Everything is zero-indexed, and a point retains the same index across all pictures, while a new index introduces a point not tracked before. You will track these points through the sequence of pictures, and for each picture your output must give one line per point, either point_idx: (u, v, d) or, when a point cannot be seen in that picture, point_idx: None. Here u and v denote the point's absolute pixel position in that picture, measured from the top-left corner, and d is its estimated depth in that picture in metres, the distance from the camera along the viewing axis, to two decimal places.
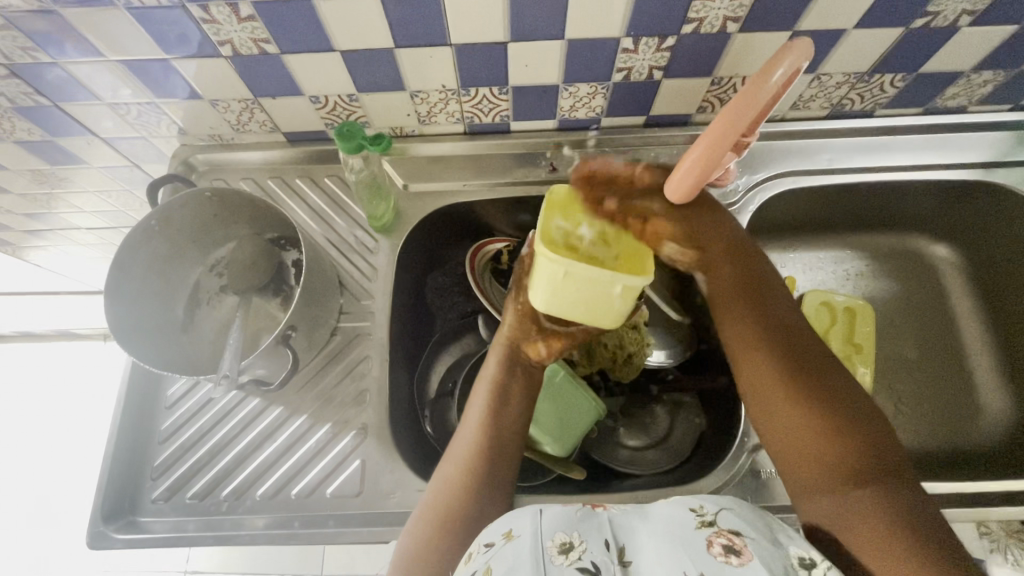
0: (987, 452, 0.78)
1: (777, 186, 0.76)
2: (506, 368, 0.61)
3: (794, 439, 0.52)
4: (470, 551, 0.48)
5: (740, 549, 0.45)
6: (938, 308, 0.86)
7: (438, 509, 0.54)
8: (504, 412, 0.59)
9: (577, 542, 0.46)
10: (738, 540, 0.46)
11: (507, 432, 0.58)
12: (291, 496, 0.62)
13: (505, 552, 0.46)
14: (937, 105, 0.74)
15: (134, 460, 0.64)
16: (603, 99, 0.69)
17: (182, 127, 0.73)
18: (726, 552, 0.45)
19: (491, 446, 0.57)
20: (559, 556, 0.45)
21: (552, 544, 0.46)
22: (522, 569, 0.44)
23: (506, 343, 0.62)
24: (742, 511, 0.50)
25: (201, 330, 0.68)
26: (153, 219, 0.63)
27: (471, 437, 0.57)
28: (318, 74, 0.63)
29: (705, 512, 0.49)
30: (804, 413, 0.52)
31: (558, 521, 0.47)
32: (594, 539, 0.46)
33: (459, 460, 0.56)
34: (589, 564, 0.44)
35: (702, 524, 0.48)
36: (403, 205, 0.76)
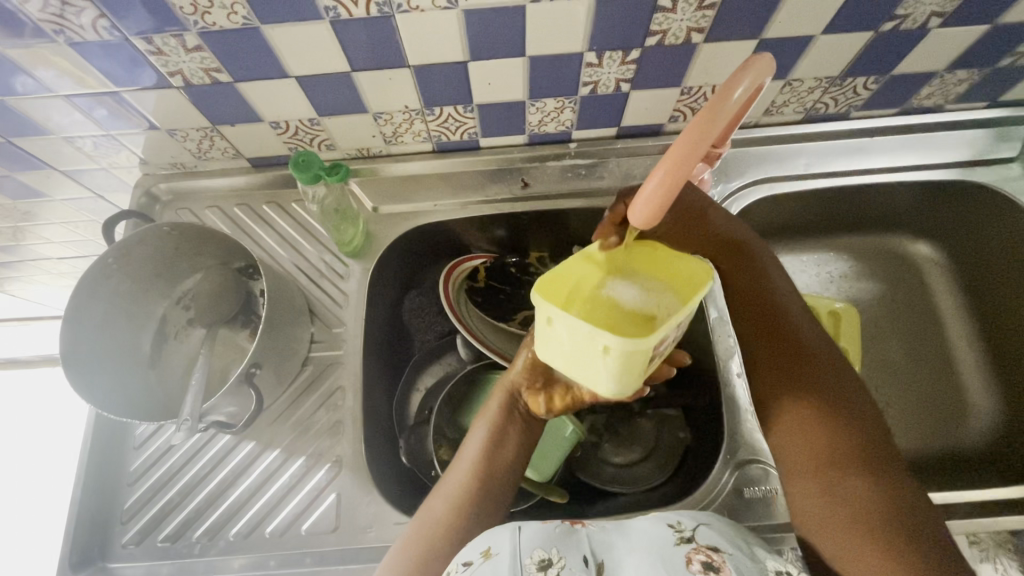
0: (979, 450, 0.77)
1: (753, 193, 0.75)
2: (504, 413, 0.58)
3: (803, 453, 0.53)
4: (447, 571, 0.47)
5: (719, 565, 0.44)
6: (922, 306, 0.85)
7: (425, 545, 0.52)
8: (498, 449, 0.57)
9: (556, 559, 0.44)
10: (717, 557, 0.45)
11: (499, 468, 0.57)
12: (266, 535, 0.61)
13: (482, 571, 0.44)
14: (913, 105, 0.72)
15: (103, 504, 0.62)
16: (572, 113, 0.68)
17: (142, 158, 0.71)
18: (705, 568, 0.43)
19: (483, 485, 0.55)
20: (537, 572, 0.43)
21: (530, 561, 0.44)
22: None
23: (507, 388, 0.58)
24: (719, 529, 0.50)
25: (169, 367, 0.66)
26: (111, 258, 0.60)
27: (464, 471, 0.56)
28: (276, 100, 0.61)
29: (683, 528, 0.48)
30: (825, 433, 0.53)
31: (537, 539, 0.46)
32: (573, 555, 0.45)
33: (450, 495, 0.55)
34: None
35: (681, 541, 0.47)
36: (374, 227, 0.74)
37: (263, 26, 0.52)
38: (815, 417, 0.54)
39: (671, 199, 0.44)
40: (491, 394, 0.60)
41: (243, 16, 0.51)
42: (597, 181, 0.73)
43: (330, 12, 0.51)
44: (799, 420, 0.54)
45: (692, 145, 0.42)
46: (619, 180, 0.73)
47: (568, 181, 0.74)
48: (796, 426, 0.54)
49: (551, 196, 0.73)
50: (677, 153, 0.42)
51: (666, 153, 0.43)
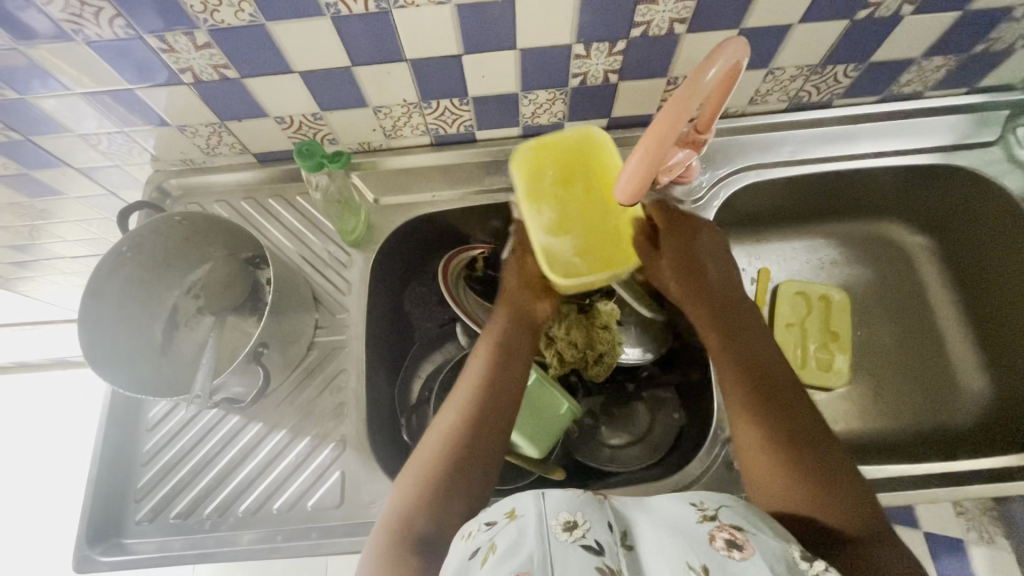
0: (970, 427, 0.79)
1: (740, 179, 0.77)
2: (508, 324, 0.64)
3: (744, 419, 0.56)
4: (470, 529, 0.49)
5: (743, 544, 0.44)
6: (910, 288, 0.87)
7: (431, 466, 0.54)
8: (505, 369, 0.60)
9: (581, 522, 0.45)
10: (741, 535, 0.45)
11: (506, 392, 0.59)
12: (273, 511, 0.63)
13: (509, 531, 0.46)
14: (893, 92, 0.74)
15: (117, 483, 0.65)
16: (563, 105, 0.71)
17: (154, 154, 0.74)
18: (729, 546, 0.44)
19: (489, 406, 0.57)
20: (563, 533, 0.44)
21: (556, 522, 0.45)
22: (526, 546, 0.44)
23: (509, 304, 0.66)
24: (744, 508, 0.49)
25: (181, 351, 0.69)
26: (124, 246, 0.64)
27: (469, 390, 0.58)
28: (280, 95, 0.65)
29: (706, 507, 0.49)
30: (765, 408, 0.56)
31: (562, 502, 0.47)
32: (597, 520, 0.46)
33: (457, 412, 0.57)
34: (593, 543, 0.44)
35: (704, 519, 0.47)
36: (375, 218, 0.77)
37: (269, 22, 0.55)
38: (742, 387, 0.57)
39: (651, 175, 0.51)
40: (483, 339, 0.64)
41: (250, 13, 0.54)
42: None
43: (332, 8, 0.55)
44: (738, 403, 0.57)
45: (665, 130, 0.47)
46: None
47: None
48: (734, 405, 0.58)
49: None
50: (653, 139, 0.48)
51: (646, 134, 0.48)
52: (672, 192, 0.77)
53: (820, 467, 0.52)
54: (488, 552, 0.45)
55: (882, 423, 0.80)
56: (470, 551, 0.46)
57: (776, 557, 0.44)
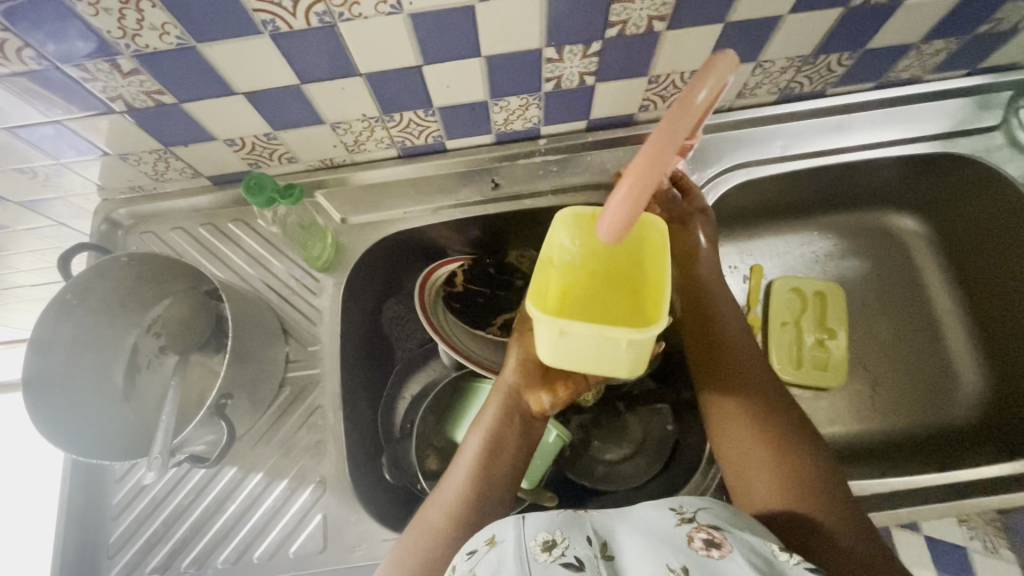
0: (971, 423, 0.77)
1: (730, 178, 0.72)
2: (504, 416, 0.58)
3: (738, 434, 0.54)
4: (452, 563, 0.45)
5: (720, 542, 0.41)
6: (907, 281, 0.84)
7: (424, 559, 0.51)
8: (494, 454, 0.56)
9: (559, 539, 0.42)
10: (720, 533, 0.42)
11: (496, 479, 0.55)
12: (254, 560, 0.60)
13: (487, 560, 0.42)
14: (889, 78, 0.70)
15: (87, 540, 0.61)
16: (537, 110, 0.66)
17: (98, 183, 0.68)
18: (707, 545, 0.41)
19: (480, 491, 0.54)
20: (543, 554, 0.41)
21: (534, 543, 0.42)
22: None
23: (506, 392, 0.59)
24: (723, 506, 0.46)
25: (145, 397, 0.66)
26: (69, 294, 0.58)
27: (461, 473, 0.55)
28: (227, 118, 0.59)
29: (685, 507, 0.45)
30: (762, 428, 0.53)
31: (540, 521, 0.44)
32: (575, 534, 0.43)
33: (448, 497, 0.54)
34: (573, 560, 0.41)
35: (681, 521, 0.44)
36: (344, 239, 0.72)
37: (200, 44, 0.50)
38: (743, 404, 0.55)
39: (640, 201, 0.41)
40: (488, 401, 0.60)
41: (177, 36, 0.49)
42: (568, 178, 0.72)
43: (269, 25, 0.49)
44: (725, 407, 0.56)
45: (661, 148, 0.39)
46: (591, 174, 0.71)
47: (538, 178, 0.72)
48: (730, 417, 0.55)
49: (522, 196, 0.72)
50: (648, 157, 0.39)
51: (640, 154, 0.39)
52: None
53: (802, 470, 0.50)
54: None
55: (882, 423, 0.78)
56: None
57: (758, 553, 0.41)
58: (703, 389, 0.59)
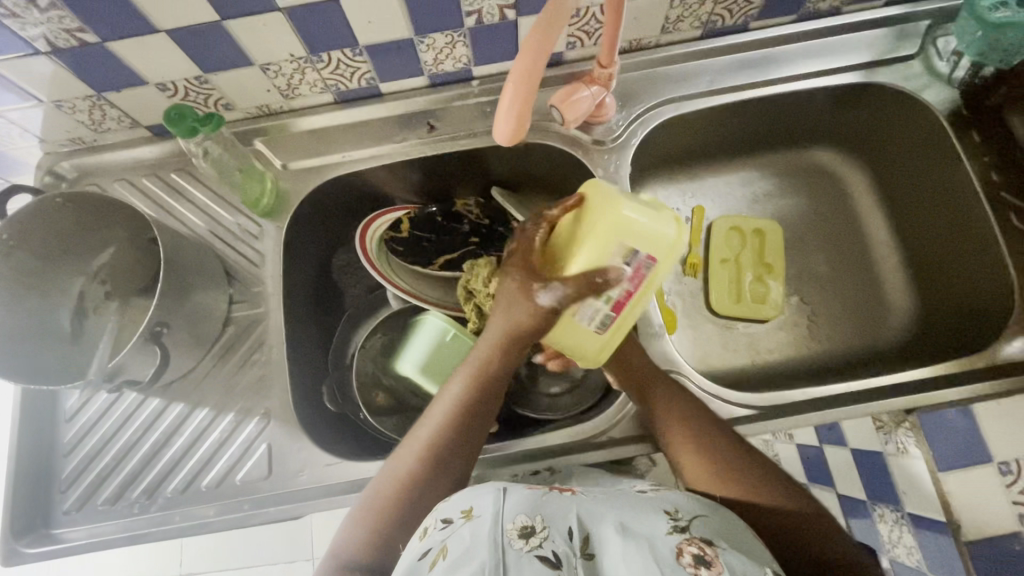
0: (900, 346, 0.80)
1: (659, 114, 0.74)
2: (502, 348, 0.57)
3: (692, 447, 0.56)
4: (425, 526, 0.48)
5: (711, 561, 0.44)
6: (842, 216, 0.87)
7: (389, 500, 0.55)
8: (476, 406, 0.58)
9: (539, 528, 0.45)
10: (709, 550, 0.45)
11: (477, 420, 0.58)
12: (203, 487, 0.63)
13: (462, 532, 0.46)
14: (809, 10, 0.72)
15: (40, 476, 0.63)
16: (464, 48, 0.67)
17: (38, 136, 0.70)
18: (696, 563, 0.44)
19: (451, 438, 0.56)
20: (519, 540, 0.44)
21: (512, 527, 0.45)
22: (478, 553, 0.43)
23: (511, 324, 0.56)
24: (719, 519, 0.49)
25: (91, 339, 0.67)
26: (5, 234, 0.60)
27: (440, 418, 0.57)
28: (154, 59, 0.60)
29: (679, 517, 0.48)
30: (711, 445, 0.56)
31: (521, 505, 0.47)
32: (557, 526, 0.46)
33: (421, 443, 0.56)
34: (550, 555, 0.44)
35: (674, 531, 0.46)
36: (284, 185, 0.73)
37: None
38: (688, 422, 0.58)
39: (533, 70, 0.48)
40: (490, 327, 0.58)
41: None
42: None
43: None
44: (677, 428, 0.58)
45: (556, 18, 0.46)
46: None
47: (473, 120, 0.74)
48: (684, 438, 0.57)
49: (457, 138, 0.74)
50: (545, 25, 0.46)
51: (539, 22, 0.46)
52: (590, 133, 0.74)
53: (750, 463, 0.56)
54: (438, 555, 0.44)
55: (816, 350, 0.81)
56: (422, 550, 0.46)
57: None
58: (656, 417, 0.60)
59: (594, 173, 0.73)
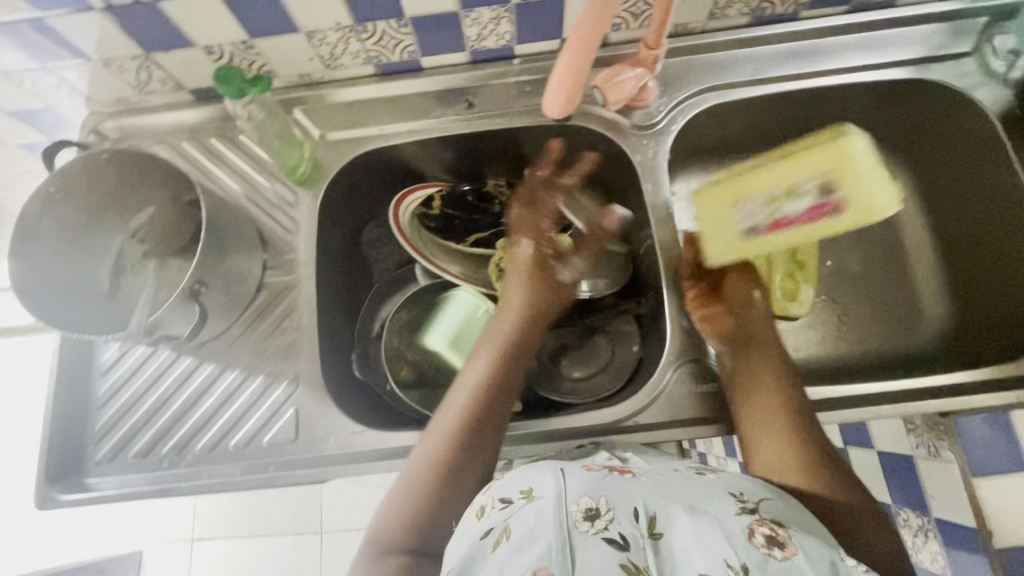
0: (933, 352, 0.78)
1: (701, 102, 0.73)
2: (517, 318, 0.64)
3: (774, 424, 0.56)
4: (484, 506, 0.50)
5: (785, 542, 0.43)
6: (881, 216, 0.85)
7: (422, 489, 0.54)
8: (504, 379, 0.60)
9: (603, 510, 0.46)
10: (782, 531, 0.44)
11: (501, 396, 0.59)
12: (230, 447, 0.64)
13: (525, 513, 0.47)
14: (861, 1, 0.70)
15: (75, 426, 0.65)
16: (509, 25, 0.67)
17: (85, 93, 0.71)
18: (769, 543, 0.43)
19: (479, 419, 0.57)
20: (584, 523, 0.45)
21: (576, 510, 0.46)
22: (544, 535, 0.44)
23: (523, 296, 0.66)
24: (785, 502, 0.48)
25: (128, 297, 0.68)
26: (52, 186, 0.61)
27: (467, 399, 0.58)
28: (204, 21, 0.61)
29: (747, 498, 0.47)
30: (790, 430, 0.56)
31: (583, 488, 0.47)
32: (621, 509, 0.46)
33: (449, 428, 0.57)
34: (616, 536, 0.44)
35: (743, 512, 0.46)
36: (321, 154, 0.74)
37: None
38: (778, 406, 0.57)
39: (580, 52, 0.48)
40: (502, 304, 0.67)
41: None
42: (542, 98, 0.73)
43: None
44: (764, 401, 0.58)
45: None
46: None
47: (511, 99, 0.74)
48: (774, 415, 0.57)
49: (495, 117, 0.73)
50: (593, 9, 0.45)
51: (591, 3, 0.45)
52: (629, 117, 0.73)
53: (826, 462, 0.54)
54: (501, 534, 0.46)
55: (845, 350, 0.80)
56: (484, 530, 0.47)
57: (822, 556, 0.43)
58: (733, 399, 0.60)
59: (633, 158, 0.73)
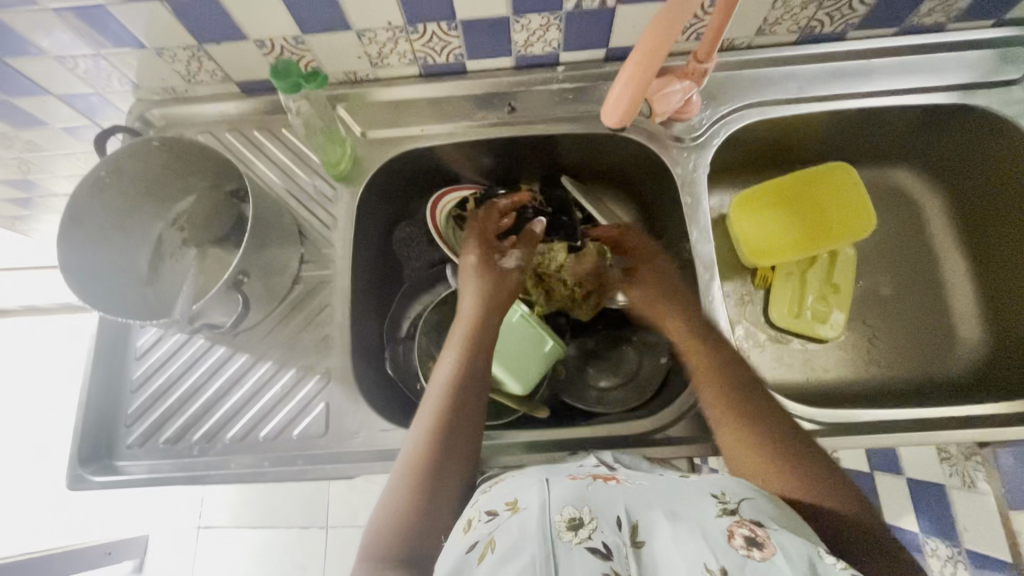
0: (968, 381, 0.77)
1: (744, 117, 0.73)
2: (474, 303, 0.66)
3: (729, 415, 0.57)
4: (470, 520, 0.47)
5: (763, 542, 0.42)
6: (918, 241, 0.84)
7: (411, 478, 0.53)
8: (472, 364, 0.60)
9: (587, 520, 0.43)
10: (760, 532, 0.43)
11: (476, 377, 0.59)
12: (259, 438, 0.64)
13: (509, 525, 0.44)
14: (911, 25, 0.70)
15: (109, 408, 0.66)
16: (557, 32, 0.67)
17: (134, 81, 0.72)
18: (748, 544, 0.42)
19: (457, 400, 0.57)
20: (567, 532, 0.42)
21: (560, 519, 0.43)
22: (528, 545, 0.41)
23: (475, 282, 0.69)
24: (764, 502, 0.47)
25: (166, 282, 0.69)
26: (102, 169, 0.62)
27: (443, 383, 0.59)
28: (259, 15, 0.62)
29: (728, 500, 0.46)
30: (752, 429, 0.55)
31: (567, 497, 0.45)
32: (605, 516, 0.44)
33: (429, 414, 0.57)
34: (600, 545, 0.41)
35: (724, 513, 0.45)
36: (361, 151, 0.74)
37: None
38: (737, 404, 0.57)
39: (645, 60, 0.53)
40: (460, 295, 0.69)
41: None
42: (583, 106, 0.73)
43: None
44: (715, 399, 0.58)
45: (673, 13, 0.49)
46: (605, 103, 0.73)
47: (553, 105, 0.74)
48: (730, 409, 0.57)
49: (537, 122, 0.74)
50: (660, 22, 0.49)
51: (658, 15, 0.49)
52: (670, 129, 0.73)
53: (792, 456, 0.53)
54: (486, 547, 0.43)
55: (876, 373, 0.79)
56: (468, 545, 0.44)
57: (799, 552, 0.42)
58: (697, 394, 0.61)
59: (673, 171, 0.72)
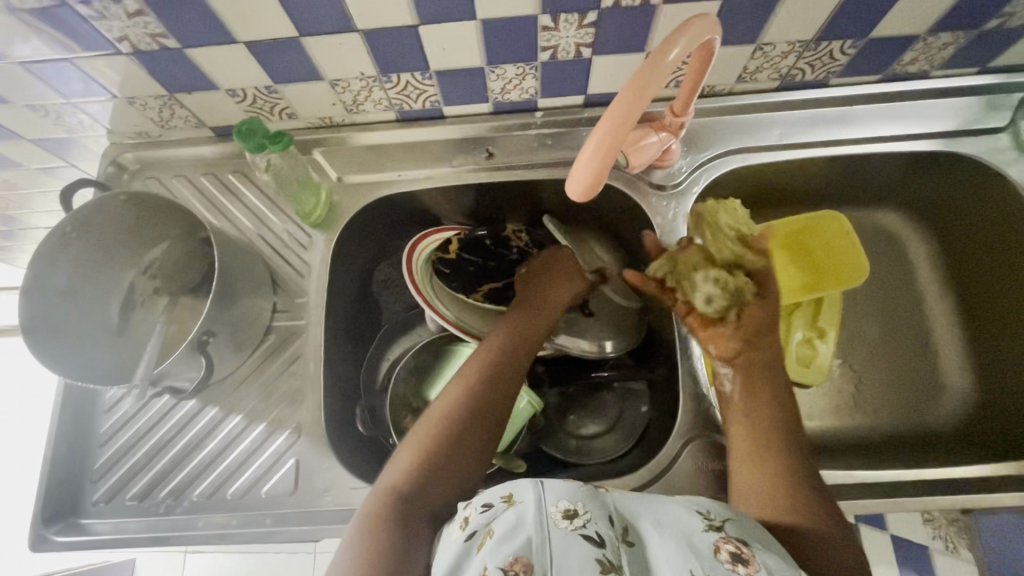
0: (954, 431, 0.76)
1: (725, 163, 0.72)
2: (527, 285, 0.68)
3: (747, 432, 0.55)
4: (465, 513, 0.45)
5: (749, 558, 0.41)
6: (904, 285, 0.82)
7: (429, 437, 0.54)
8: (512, 347, 0.61)
9: (582, 510, 0.42)
10: (746, 548, 0.42)
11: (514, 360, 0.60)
12: (227, 496, 0.63)
13: (507, 515, 0.43)
14: (894, 72, 0.69)
15: (75, 464, 0.65)
16: (534, 80, 0.66)
17: (108, 127, 0.71)
18: (734, 559, 0.41)
19: (491, 378, 0.58)
20: (563, 522, 0.41)
21: (555, 510, 0.42)
22: (524, 537, 0.40)
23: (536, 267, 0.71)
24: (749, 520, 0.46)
25: (137, 333, 0.68)
26: (69, 226, 0.61)
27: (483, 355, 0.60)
28: (229, 67, 0.61)
29: (713, 517, 0.45)
30: (772, 459, 0.53)
31: (562, 489, 0.44)
32: (598, 510, 0.43)
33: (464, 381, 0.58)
34: (594, 533, 0.41)
35: (710, 529, 0.43)
36: (337, 196, 0.73)
37: None
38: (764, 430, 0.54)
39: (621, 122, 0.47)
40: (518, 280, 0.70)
41: None
42: (563, 151, 0.72)
43: None
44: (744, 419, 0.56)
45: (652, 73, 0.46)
46: None
47: (531, 151, 0.73)
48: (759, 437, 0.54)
49: (516, 168, 0.72)
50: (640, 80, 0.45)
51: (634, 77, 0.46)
52: (650, 175, 0.72)
53: (795, 483, 0.51)
54: (485, 537, 0.42)
55: (862, 421, 0.78)
56: (465, 536, 0.43)
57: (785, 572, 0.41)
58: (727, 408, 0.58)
59: (652, 219, 0.71)
